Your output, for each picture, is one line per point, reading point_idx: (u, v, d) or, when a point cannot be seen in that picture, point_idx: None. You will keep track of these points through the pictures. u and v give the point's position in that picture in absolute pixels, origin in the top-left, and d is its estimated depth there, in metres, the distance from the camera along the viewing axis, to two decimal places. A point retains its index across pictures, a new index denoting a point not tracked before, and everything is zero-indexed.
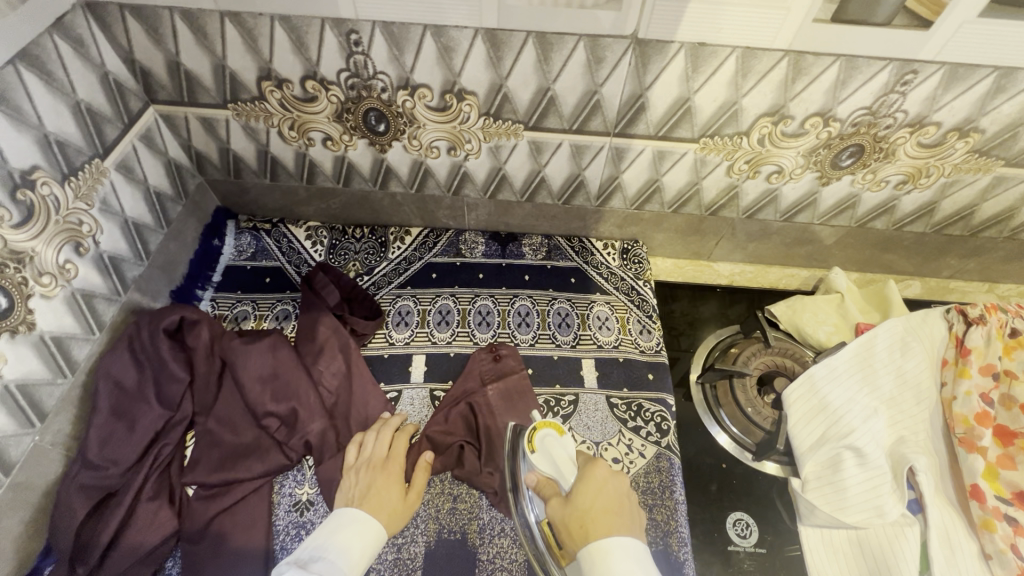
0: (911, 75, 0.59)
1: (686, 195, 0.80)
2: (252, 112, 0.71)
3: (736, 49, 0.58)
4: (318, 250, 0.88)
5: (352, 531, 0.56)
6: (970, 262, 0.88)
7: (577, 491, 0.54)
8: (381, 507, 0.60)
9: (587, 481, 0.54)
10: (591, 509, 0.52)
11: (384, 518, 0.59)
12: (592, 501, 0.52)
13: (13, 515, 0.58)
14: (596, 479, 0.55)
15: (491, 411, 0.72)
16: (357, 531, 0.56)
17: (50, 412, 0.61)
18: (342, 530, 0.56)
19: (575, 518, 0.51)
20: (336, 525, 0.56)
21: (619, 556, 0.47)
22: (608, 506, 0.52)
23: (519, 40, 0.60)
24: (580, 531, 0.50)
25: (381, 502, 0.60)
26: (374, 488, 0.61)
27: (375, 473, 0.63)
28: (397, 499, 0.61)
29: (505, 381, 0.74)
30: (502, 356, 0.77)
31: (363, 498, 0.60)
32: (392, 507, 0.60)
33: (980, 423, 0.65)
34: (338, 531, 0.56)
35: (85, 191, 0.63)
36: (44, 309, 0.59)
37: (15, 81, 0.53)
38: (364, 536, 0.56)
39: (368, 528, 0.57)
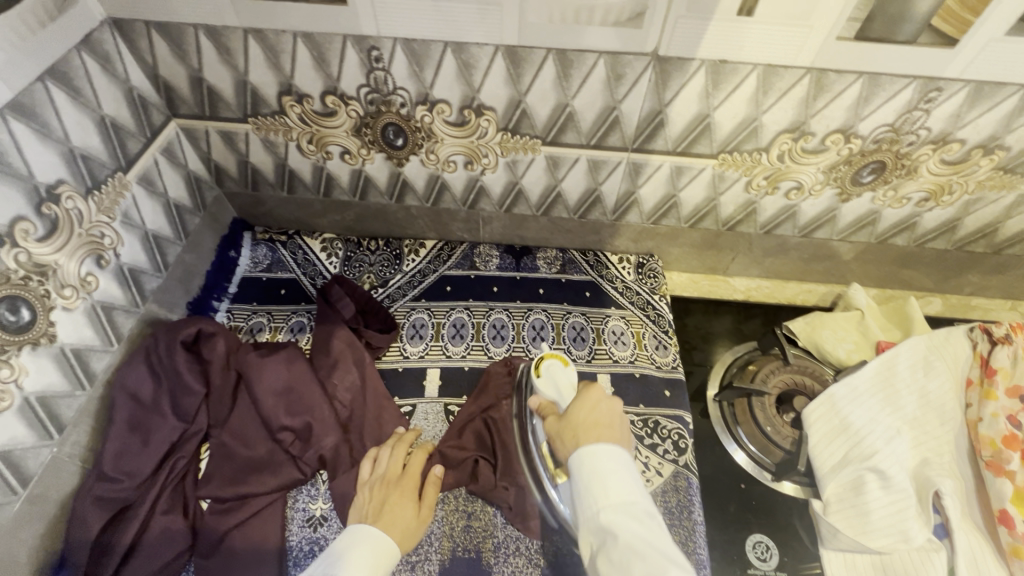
0: (936, 93, 0.59)
1: (703, 211, 0.79)
2: (271, 126, 0.72)
3: (757, 66, 0.58)
4: (333, 262, 0.88)
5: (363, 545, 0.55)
6: (992, 279, 0.87)
7: (571, 415, 0.55)
8: (394, 524, 0.59)
9: (580, 403, 0.55)
10: (582, 425, 0.53)
11: (397, 536, 0.58)
12: (584, 417, 0.54)
13: (29, 528, 0.58)
14: (589, 399, 0.56)
15: (506, 425, 0.70)
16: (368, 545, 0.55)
17: (67, 424, 0.61)
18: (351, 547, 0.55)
19: (567, 434, 0.54)
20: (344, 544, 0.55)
21: (606, 461, 0.48)
22: (597, 421, 0.53)
23: (539, 56, 0.60)
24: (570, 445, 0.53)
25: (395, 520, 0.59)
26: (388, 506, 0.61)
27: (389, 489, 0.63)
28: (410, 516, 0.61)
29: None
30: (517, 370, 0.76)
31: (376, 515, 0.60)
32: (406, 524, 0.60)
33: (1008, 446, 0.64)
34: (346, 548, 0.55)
35: (108, 205, 0.63)
36: (65, 321, 0.60)
37: (44, 98, 0.54)
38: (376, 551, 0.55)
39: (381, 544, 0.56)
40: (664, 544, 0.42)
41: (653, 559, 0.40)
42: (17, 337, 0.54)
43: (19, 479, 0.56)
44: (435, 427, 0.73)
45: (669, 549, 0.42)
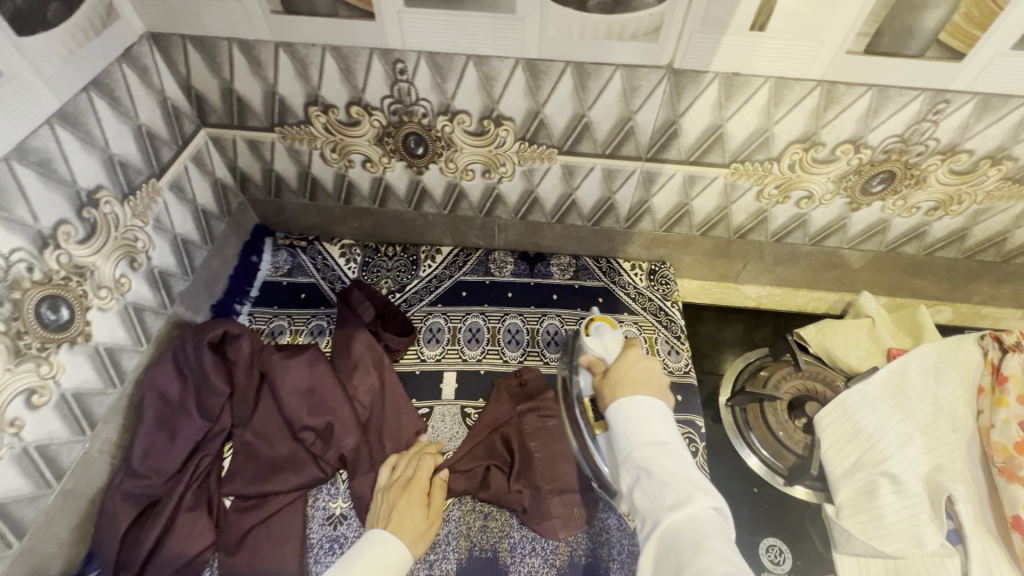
0: (944, 105, 0.60)
1: (714, 219, 0.81)
2: (297, 135, 0.75)
3: (769, 79, 0.60)
4: (352, 267, 0.91)
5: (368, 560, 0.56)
6: (1003, 288, 0.87)
7: (613, 374, 0.59)
8: (406, 529, 0.60)
9: (620, 365, 0.60)
10: (622, 380, 0.58)
11: (406, 539, 0.59)
12: (623, 374, 0.59)
13: (62, 521, 0.59)
14: (629, 359, 0.60)
15: (522, 435, 0.72)
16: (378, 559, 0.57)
17: (99, 421, 0.63)
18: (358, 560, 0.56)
19: (606, 387, 0.59)
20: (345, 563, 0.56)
21: (640, 407, 0.53)
22: (640, 379, 0.57)
23: (558, 69, 0.62)
24: (610, 394, 0.58)
25: (404, 521, 0.61)
26: (399, 508, 0.62)
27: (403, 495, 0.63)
28: (422, 518, 0.62)
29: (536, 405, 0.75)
30: (527, 380, 0.78)
31: (389, 519, 0.61)
32: (416, 527, 0.61)
33: (1020, 453, 0.64)
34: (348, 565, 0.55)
35: (141, 210, 0.66)
36: (100, 320, 0.62)
37: (88, 107, 0.57)
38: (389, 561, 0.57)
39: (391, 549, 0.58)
40: (693, 476, 0.48)
41: (683, 490, 0.47)
42: (56, 335, 0.56)
43: (55, 473, 0.58)
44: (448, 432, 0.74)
45: (698, 482, 0.48)
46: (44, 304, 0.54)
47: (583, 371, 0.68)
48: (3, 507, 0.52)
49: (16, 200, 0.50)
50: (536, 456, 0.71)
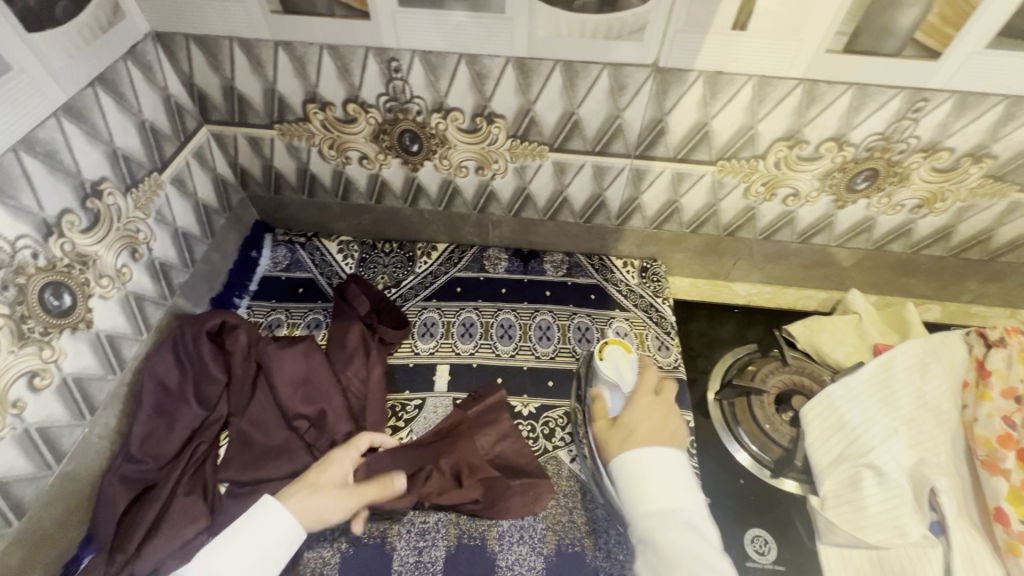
0: (923, 103, 0.62)
1: (703, 217, 0.83)
2: (295, 132, 0.77)
3: (752, 78, 0.62)
4: (349, 263, 0.92)
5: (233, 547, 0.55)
6: (990, 287, 0.88)
7: (625, 424, 0.61)
8: (304, 502, 0.59)
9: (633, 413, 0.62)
10: (633, 434, 0.60)
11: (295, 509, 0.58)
12: (633, 429, 0.60)
13: (60, 503, 0.61)
14: (642, 412, 0.62)
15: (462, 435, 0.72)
16: (248, 539, 0.55)
17: (99, 406, 0.65)
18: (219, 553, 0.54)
19: (613, 439, 0.60)
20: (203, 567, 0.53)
21: (647, 466, 0.56)
22: (656, 429, 0.60)
23: (547, 67, 0.64)
24: (619, 440, 0.60)
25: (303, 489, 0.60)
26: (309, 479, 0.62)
27: (320, 473, 0.62)
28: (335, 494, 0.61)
29: (488, 412, 0.74)
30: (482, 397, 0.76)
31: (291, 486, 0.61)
32: (315, 506, 0.59)
33: (1003, 446, 0.66)
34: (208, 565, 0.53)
35: (143, 202, 0.68)
36: (101, 308, 0.64)
37: (93, 102, 0.59)
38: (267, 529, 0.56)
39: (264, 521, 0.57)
40: (700, 561, 0.49)
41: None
42: (59, 321, 0.58)
43: (54, 455, 0.60)
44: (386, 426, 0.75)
45: (707, 564, 0.49)
46: (47, 290, 0.56)
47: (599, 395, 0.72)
48: (4, 486, 0.54)
49: (22, 189, 0.52)
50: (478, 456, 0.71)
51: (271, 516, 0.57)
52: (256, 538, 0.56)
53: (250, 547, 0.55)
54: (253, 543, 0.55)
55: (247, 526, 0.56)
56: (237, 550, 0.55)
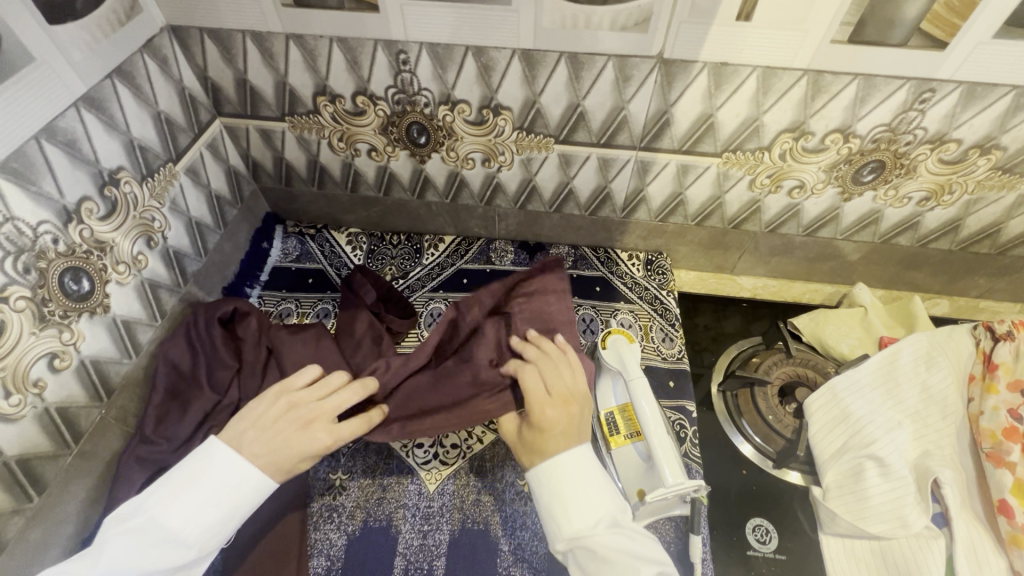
0: (929, 94, 0.62)
1: (709, 209, 0.83)
2: (306, 124, 0.78)
3: (757, 68, 0.62)
4: (357, 254, 0.94)
5: (195, 498, 0.55)
6: (1000, 281, 0.88)
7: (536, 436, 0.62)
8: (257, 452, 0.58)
9: (541, 428, 0.62)
10: (545, 442, 0.61)
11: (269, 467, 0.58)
12: (540, 439, 0.62)
13: (79, 481, 0.63)
14: (551, 417, 0.62)
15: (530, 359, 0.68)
16: (204, 492, 0.56)
17: (115, 389, 0.67)
18: (174, 515, 0.54)
19: (534, 447, 0.62)
20: (149, 521, 0.54)
21: (569, 473, 0.59)
22: (559, 437, 0.61)
23: (553, 59, 0.65)
24: (534, 456, 0.62)
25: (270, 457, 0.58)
26: (293, 440, 0.59)
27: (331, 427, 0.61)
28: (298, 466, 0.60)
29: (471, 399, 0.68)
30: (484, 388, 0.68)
31: (255, 432, 0.60)
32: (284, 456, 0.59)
33: (1008, 438, 0.65)
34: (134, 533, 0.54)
35: (158, 191, 0.70)
36: (118, 294, 0.66)
37: (111, 93, 0.61)
38: (215, 492, 0.56)
39: (229, 468, 0.57)
40: (631, 551, 0.54)
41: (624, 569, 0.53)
42: (77, 305, 0.60)
43: (73, 435, 0.62)
44: None
45: (638, 553, 0.54)
46: (67, 275, 0.58)
47: (613, 378, 0.72)
48: (25, 461, 0.56)
49: (43, 175, 0.54)
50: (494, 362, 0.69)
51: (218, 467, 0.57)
52: (219, 491, 0.56)
53: (215, 499, 0.56)
54: (209, 498, 0.56)
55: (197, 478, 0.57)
56: (196, 499, 0.55)
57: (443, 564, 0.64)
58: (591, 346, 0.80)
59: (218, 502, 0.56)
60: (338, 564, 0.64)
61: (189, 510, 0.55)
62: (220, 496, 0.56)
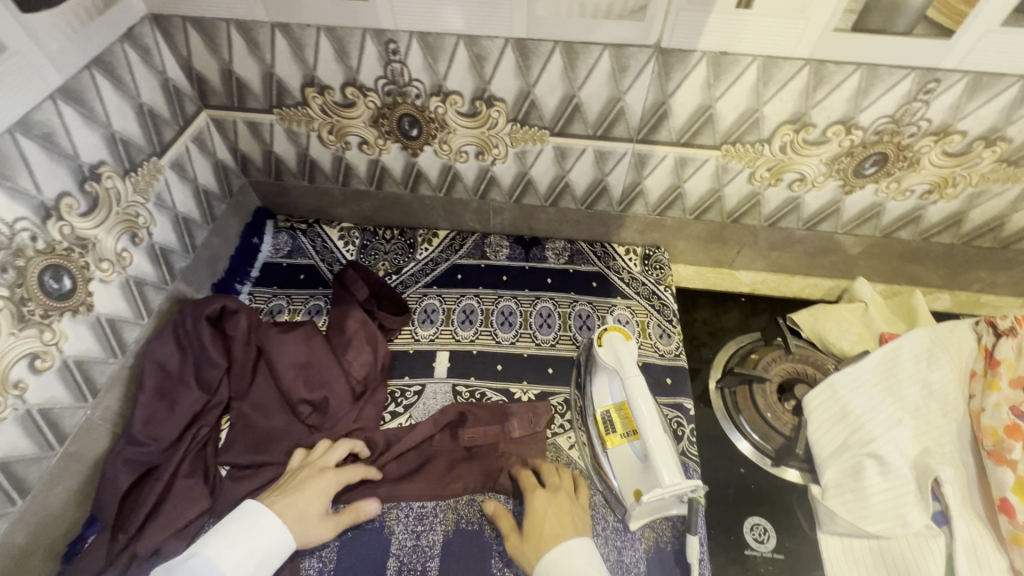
0: (935, 84, 0.60)
1: (708, 202, 0.81)
2: (295, 116, 0.76)
3: (757, 58, 0.60)
4: (350, 250, 0.92)
5: (225, 542, 0.56)
6: (1002, 275, 0.86)
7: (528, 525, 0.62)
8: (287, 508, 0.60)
9: (534, 514, 0.63)
10: (544, 530, 0.61)
11: (293, 521, 0.60)
12: (538, 526, 0.61)
13: (64, 483, 0.62)
14: (543, 506, 0.63)
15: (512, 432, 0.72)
16: (235, 540, 0.56)
17: (101, 389, 0.66)
18: (224, 557, 0.55)
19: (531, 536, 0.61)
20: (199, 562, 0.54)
21: (572, 556, 0.57)
22: (555, 524, 0.61)
23: (547, 48, 0.63)
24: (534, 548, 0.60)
25: (293, 508, 0.60)
26: (311, 488, 0.62)
27: (338, 474, 0.65)
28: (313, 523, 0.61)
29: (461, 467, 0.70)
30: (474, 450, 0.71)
31: (280, 492, 0.62)
32: (305, 510, 0.61)
33: (1010, 436, 0.63)
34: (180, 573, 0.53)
35: (143, 186, 0.68)
36: (101, 292, 0.64)
37: (90, 85, 0.59)
38: (263, 538, 0.57)
39: (258, 521, 0.58)
40: None
41: None
42: (59, 303, 0.59)
43: (57, 436, 0.61)
44: (383, 408, 0.75)
45: None
46: (46, 273, 0.57)
47: (608, 377, 0.70)
48: (6, 466, 0.55)
49: (19, 170, 0.53)
50: (479, 443, 0.72)
51: (251, 522, 0.58)
52: (245, 541, 0.57)
53: (240, 548, 0.56)
54: (239, 546, 0.56)
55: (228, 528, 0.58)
56: (227, 543, 0.56)
57: (437, 565, 0.63)
58: (585, 341, 0.80)
59: (244, 549, 0.56)
60: (330, 566, 0.63)
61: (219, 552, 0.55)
62: (263, 543, 0.57)
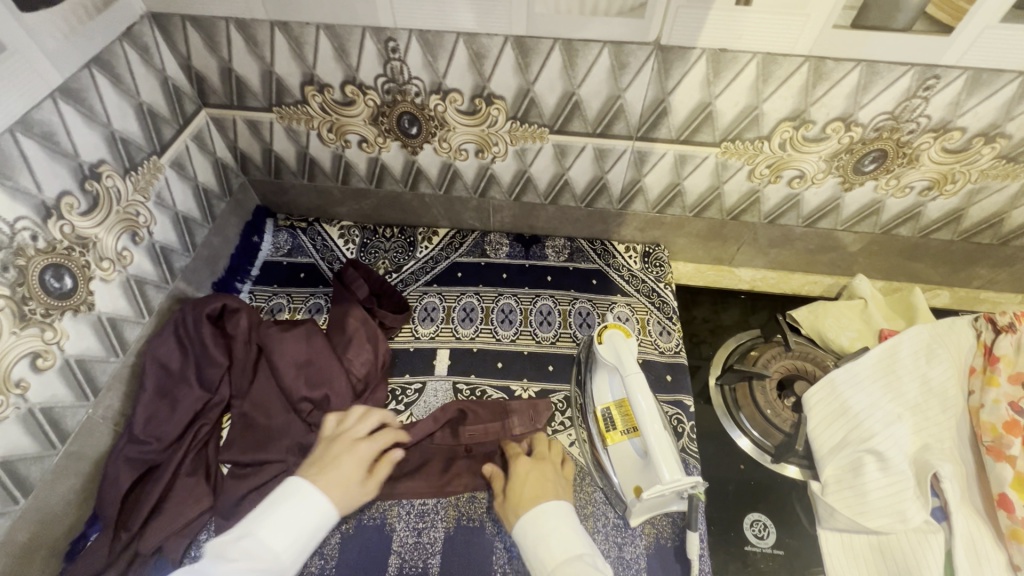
0: (934, 81, 0.60)
1: (707, 200, 0.81)
2: (294, 115, 0.76)
3: (757, 55, 0.60)
4: (350, 248, 0.92)
5: (274, 521, 0.55)
6: (1002, 272, 0.87)
7: (510, 489, 0.63)
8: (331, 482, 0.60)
9: (516, 480, 0.64)
10: (523, 493, 0.62)
11: (338, 493, 0.60)
12: (519, 489, 0.62)
13: (67, 481, 0.62)
14: (522, 471, 0.64)
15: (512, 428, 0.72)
16: (283, 517, 0.55)
17: (102, 388, 0.66)
18: (275, 535, 0.54)
19: (511, 498, 0.62)
20: (251, 544, 0.53)
21: (547, 517, 0.58)
22: (534, 488, 0.62)
23: (547, 46, 0.63)
24: (512, 509, 0.61)
25: (336, 482, 0.60)
26: (348, 460, 0.63)
27: (370, 445, 0.65)
28: (355, 489, 0.61)
29: (462, 464, 0.71)
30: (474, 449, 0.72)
31: (318, 466, 0.62)
32: (347, 481, 0.61)
33: (1009, 432, 0.63)
34: (233, 557, 0.52)
35: (143, 185, 0.68)
36: (102, 291, 0.64)
37: (90, 84, 0.59)
38: (310, 514, 0.57)
39: (303, 497, 0.57)
40: None
41: None
42: (60, 302, 0.59)
43: (59, 435, 0.61)
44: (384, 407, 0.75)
45: None
46: (47, 272, 0.57)
47: (608, 374, 0.70)
48: (9, 464, 0.55)
49: (20, 170, 0.53)
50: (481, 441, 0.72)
51: (297, 499, 0.57)
52: (293, 518, 0.56)
53: (290, 525, 0.55)
54: (289, 525, 0.55)
55: (274, 506, 0.56)
56: (275, 521, 0.55)
57: (439, 561, 0.64)
58: (586, 339, 0.80)
59: (293, 526, 0.55)
60: (332, 563, 0.63)
61: (270, 530, 0.54)
62: (309, 520, 0.56)
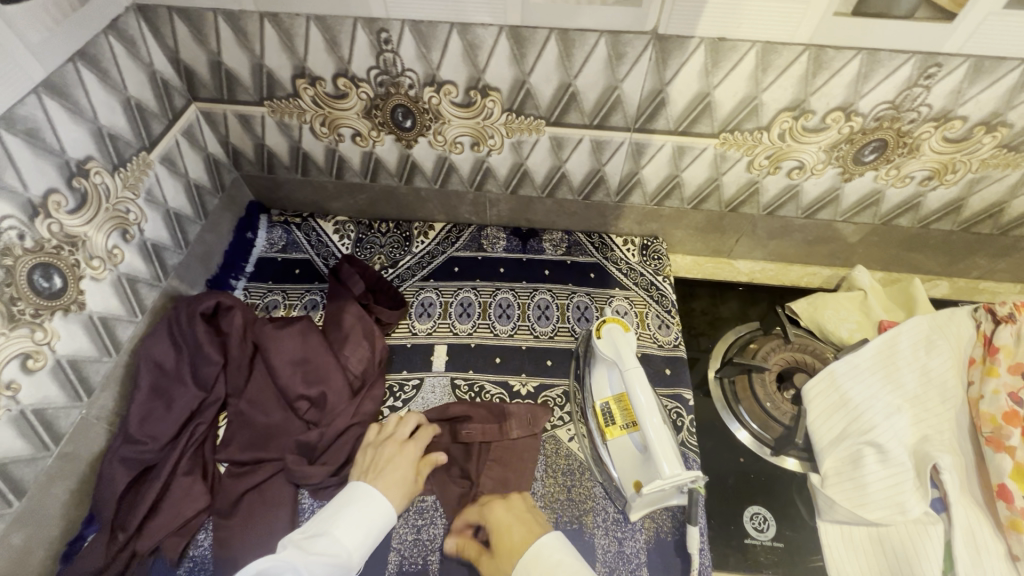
0: (935, 69, 0.59)
1: (705, 191, 0.80)
2: (286, 109, 0.75)
3: (756, 43, 0.59)
4: (345, 243, 0.91)
5: (345, 519, 0.59)
6: (1000, 262, 0.86)
7: (494, 541, 0.60)
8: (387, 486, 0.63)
9: (496, 527, 0.61)
10: (514, 540, 0.59)
11: (395, 496, 0.62)
12: (504, 541, 0.59)
13: (62, 482, 0.62)
14: (500, 517, 0.62)
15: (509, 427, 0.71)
16: (351, 517, 0.59)
17: (96, 388, 0.65)
18: (348, 533, 0.58)
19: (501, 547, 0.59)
20: (327, 541, 0.57)
21: (550, 554, 0.57)
22: (521, 531, 0.60)
23: (542, 36, 0.62)
24: (502, 554, 0.59)
25: (392, 483, 0.63)
26: (397, 461, 0.65)
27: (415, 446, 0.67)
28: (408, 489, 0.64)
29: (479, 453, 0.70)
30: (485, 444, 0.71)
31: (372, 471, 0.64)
32: (401, 478, 0.63)
33: (1009, 422, 0.63)
34: (314, 552, 0.55)
35: (132, 182, 0.67)
36: (94, 290, 0.63)
37: (75, 78, 0.57)
38: (372, 515, 0.60)
39: (368, 499, 0.61)
40: None
41: None
42: (49, 302, 0.58)
43: (52, 436, 0.60)
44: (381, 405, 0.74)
45: None
46: (36, 271, 0.56)
47: (607, 369, 0.70)
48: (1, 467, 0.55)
49: (4, 167, 0.51)
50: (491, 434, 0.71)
51: (363, 499, 0.61)
52: (361, 518, 0.59)
53: (360, 523, 0.59)
54: (357, 523, 0.59)
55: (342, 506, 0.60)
56: (346, 520, 0.59)
57: (439, 557, 0.64)
58: (583, 333, 0.80)
59: (362, 525, 0.59)
60: None
61: (342, 528, 0.58)
62: (377, 523, 0.60)
